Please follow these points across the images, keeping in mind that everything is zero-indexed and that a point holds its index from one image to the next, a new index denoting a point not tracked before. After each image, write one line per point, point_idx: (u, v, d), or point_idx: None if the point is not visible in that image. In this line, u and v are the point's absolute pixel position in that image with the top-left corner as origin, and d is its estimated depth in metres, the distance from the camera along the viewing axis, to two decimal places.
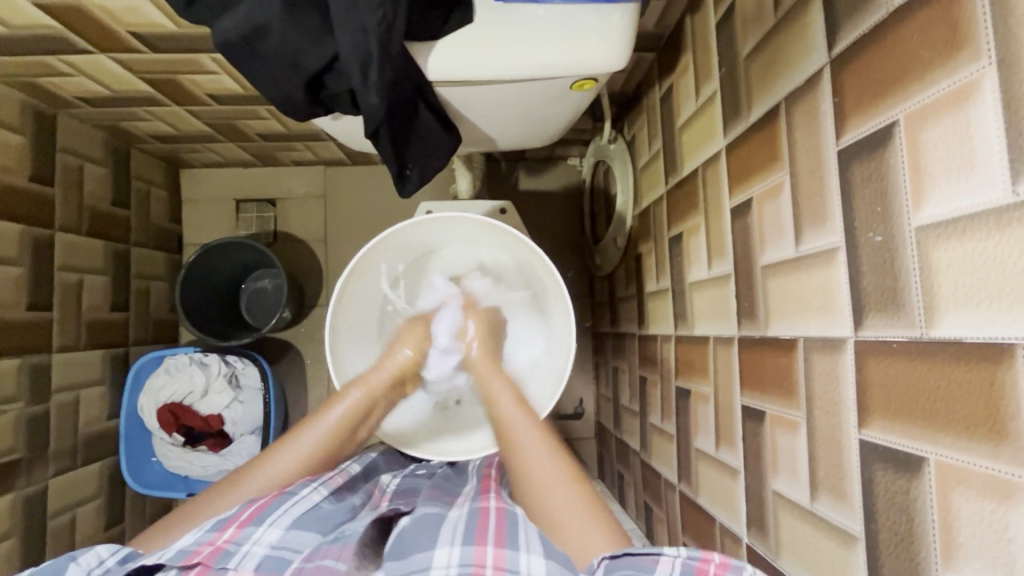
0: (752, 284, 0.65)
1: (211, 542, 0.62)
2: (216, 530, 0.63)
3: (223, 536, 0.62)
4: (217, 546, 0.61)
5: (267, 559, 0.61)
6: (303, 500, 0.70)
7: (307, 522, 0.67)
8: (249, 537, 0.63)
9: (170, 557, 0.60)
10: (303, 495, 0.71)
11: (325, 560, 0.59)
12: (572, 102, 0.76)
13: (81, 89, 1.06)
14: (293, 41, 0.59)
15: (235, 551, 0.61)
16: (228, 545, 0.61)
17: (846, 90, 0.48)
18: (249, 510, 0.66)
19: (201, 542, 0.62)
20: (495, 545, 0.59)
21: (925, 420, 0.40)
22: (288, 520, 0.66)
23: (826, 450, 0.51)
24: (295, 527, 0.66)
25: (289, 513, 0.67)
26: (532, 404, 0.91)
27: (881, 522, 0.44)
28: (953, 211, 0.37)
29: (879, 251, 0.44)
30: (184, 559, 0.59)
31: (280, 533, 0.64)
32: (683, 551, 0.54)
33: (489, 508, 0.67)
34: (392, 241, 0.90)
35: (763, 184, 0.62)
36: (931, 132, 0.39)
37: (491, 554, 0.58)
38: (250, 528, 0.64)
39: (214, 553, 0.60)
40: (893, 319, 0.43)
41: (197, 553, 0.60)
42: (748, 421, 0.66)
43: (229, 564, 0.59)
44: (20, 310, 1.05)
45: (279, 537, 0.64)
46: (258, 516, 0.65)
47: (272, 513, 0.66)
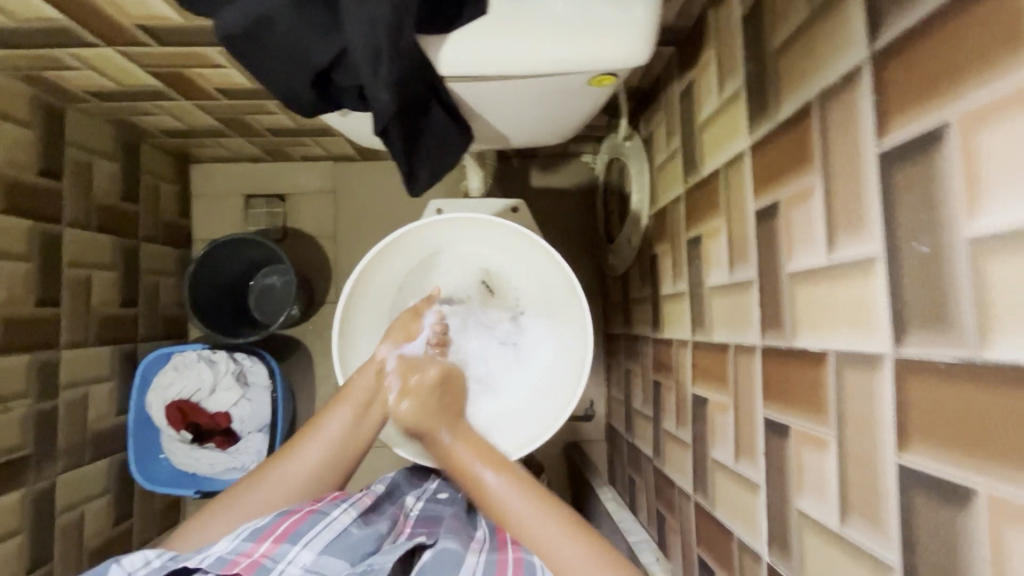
0: (777, 292, 0.62)
1: (248, 554, 0.62)
2: (255, 540, 0.64)
3: (260, 550, 0.62)
4: (254, 560, 0.61)
5: None
6: (335, 522, 0.68)
7: (339, 548, 0.66)
8: (286, 555, 0.62)
9: (209, 563, 0.61)
10: (336, 516, 0.69)
11: None
12: (590, 98, 0.72)
13: (89, 83, 1.05)
14: (299, 34, 0.56)
15: (271, 568, 0.61)
16: (264, 560, 0.61)
17: (889, 88, 0.44)
18: (285, 524, 0.66)
19: (239, 553, 0.62)
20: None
21: (976, 450, 0.37)
22: (322, 543, 0.65)
23: (859, 472, 0.48)
24: (329, 551, 0.65)
25: (322, 536, 0.66)
26: (536, 413, 0.89)
27: (922, 554, 0.41)
28: (1015, 224, 0.34)
29: (924, 263, 0.41)
30: (222, 568, 0.60)
31: (314, 555, 0.64)
32: None
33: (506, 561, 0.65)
34: (406, 238, 0.87)
35: (792, 187, 0.59)
36: (989, 136, 0.36)
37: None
38: (286, 545, 0.63)
39: (251, 568, 0.60)
40: (940, 338, 0.40)
41: (235, 564, 0.61)
42: (770, 436, 0.63)
43: None
44: (29, 306, 1.04)
45: (313, 560, 0.63)
46: (294, 532, 0.65)
47: (308, 531, 0.66)
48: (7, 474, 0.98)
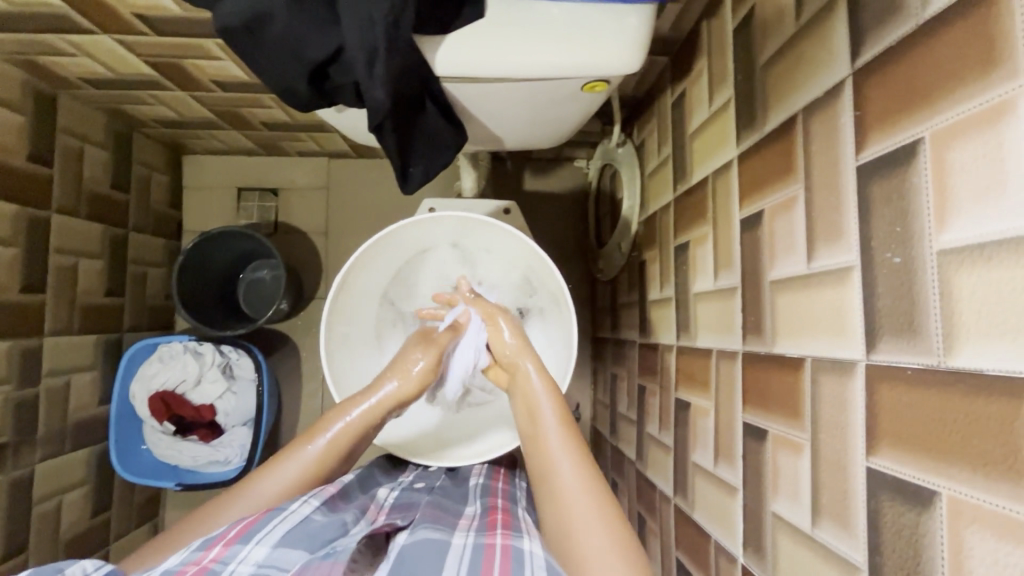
0: (759, 299, 0.64)
1: (197, 562, 0.57)
2: (204, 548, 0.60)
3: (209, 555, 0.58)
4: (202, 566, 0.57)
5: None
6: (293, 513, 0.66)
7: (296, 539, 0.62)
8: (235, 556, 0.58)
9: None
10: (293, 508, 0.67)
11: None
12: (583, 103, 0.74)
13: (84, 69, 1.04)
14: (297, 29, 0.57)
15: (221, 570, 0.57)
16: (212, 564, 0.57)
17: (868, 104, 0.46)
18: (236, 528, 0.62)
19: (187, 562, 0.57)
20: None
21: (938, 454, 0.38)
22: (276, 537, 0.62)
23: (831, 475, 0.49)
24: (285, 543, 0.61)
25: (276, 530, 0.63)
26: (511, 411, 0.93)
27: (886, 554, 0.42)
28: (979, 237, 0.36)
29: (896, 273, 0.42)
30: None
31: (268, 550, 0.60)
32: None
33: (494, 545, 0.62)
34: (400, 235, 0.88)
35: (775, 198, 0.60)
36: (959, 153, 0.37)
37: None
38: (236, 546, 0.59)
39: (198, 575, 0.55)
40: (908, 345, 0.41)
41: (180, 573, 0.56)
42: (749, 439, 0.65)
43: None
44: (13, 291, 1.03)
45: (266, 555, 0.59)
46: (246, 534, 0.61)
47: (261, 530, 0.62)
48: None
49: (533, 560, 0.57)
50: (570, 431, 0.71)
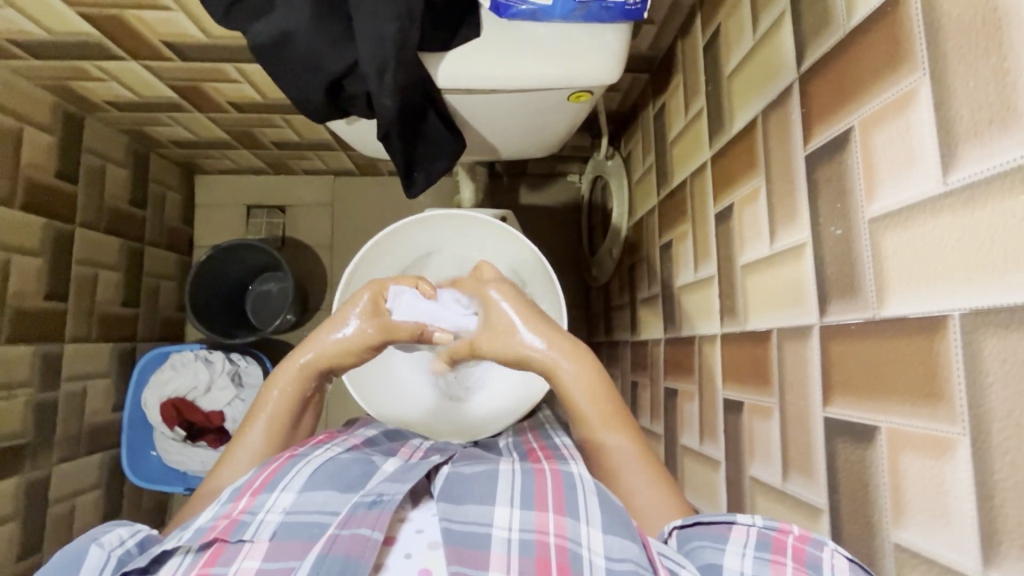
0: (733, 283, 0.70)
1: (227, 515, 0.60)
2: (233, 500, 0.62)
3: (238, 507, 0.61)
4: (232, 519, 0.59)
5: (282, 526, 0.59)
6: (316, 459, 0.69)
7: (323, 481, 0.65)
8: (263, 505, 0.61)
9: (188, 537, 0.58)
10: (316, 456, 0.70)
11: (360, 529, 0.56)
12: (570, 113, 0.82)
13: (110, 93, 1.13)
14: (316, 47, 0.65)
15: (250, 521, 0.59)
16: (241, 517, 0.59)
17: (812, 102, 0.53)
18: (262, 477, 0.65)
19: (218, 516, 0.60)
20: (555, 512, 0.56)
21: (876, 393, 0.44)
22: (301, 483, 0.64)
23: (796, 430, 0.55)
24: (310, 487, 0.64)
25: (302, 473, 0.65)
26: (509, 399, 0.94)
27: (843, 491, 0.48)
28: (896, 203, 0.42)
29: (839, 243, 0.49)
30: (201, 537, 0.57)
31: (293, 496, 0.62)
32: (757, 520, 0.51)
33: (544, 470, 0.63)
34: (398, 239, 0.95)
35: (742, 191, 0.67)
36: (879, 135, 0.44)
37: (553, 522, 0.55)
38: (263, 495, 0.62)
39: (229, 527, 0.58)
40: (851, 303, 0.47)
41: (213, 529, 0.58)
42: (729, 413, 0.70)
43: (244, 537, 0.57)
44: (38, 299, 1.09)
45: (292, 502, 0.61)
46: (270, 482, 0.64)
47: (284, 477, 0.64)
48: (5, 460, 1.01)
49: (583, 484, 0.59)
50: (599, 381, 0.67)
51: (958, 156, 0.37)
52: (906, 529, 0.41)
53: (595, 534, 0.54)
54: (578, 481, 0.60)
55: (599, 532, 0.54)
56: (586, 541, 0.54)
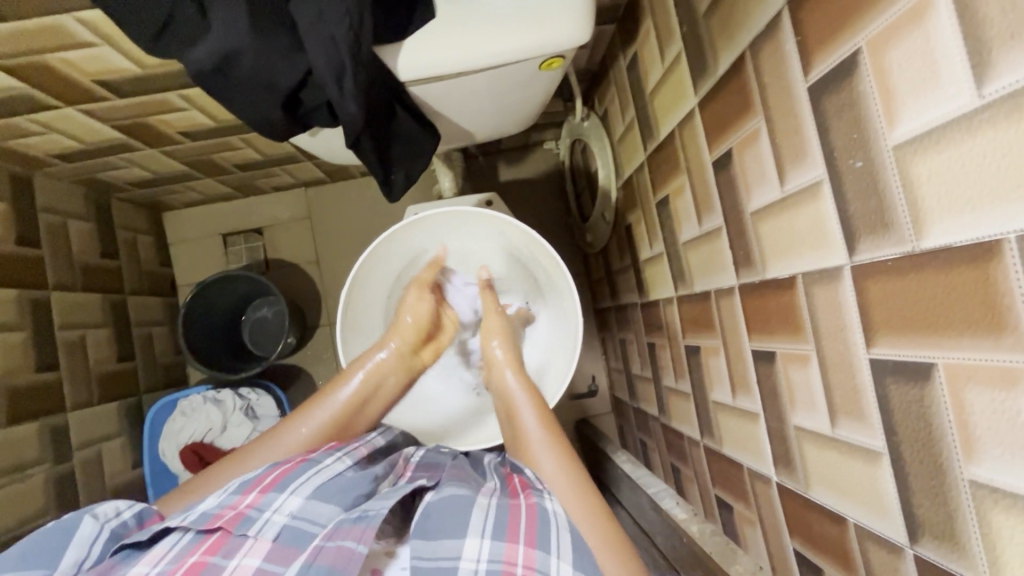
0: (744, 232, 0.67)
1: (234, 506, 0.63)
2: (240, 493, 0.65)
3: (246, 501, 0.63)
4: (238, 512, 0.62)
5: (286, 529, 0.61)
6: (327, 467, 0.70)
7: (329, 492, 0.67)
8: (271, 504, 0.63)
9: (192, 519, 0.61)
10: (328, 463, 0.71)
11: (347, 542, 0.58)
12: (543, 83, 0.77)
13: (55, 146, 1.06)
14: (265, 59, 0.59)
15: (256, 517, 0.62)
16: (248, 511, 0.62)
17: (807, 28, 0.49)
18: (273, 475, 0.67)
19: (224, 506, 0.63)
20: (526, 544, 0.59)
21: (928, 329, 0.42)
22: (309, 488, 0.66)
23: (839, 375, 0.53)
24: (316, 496, 0.66)
25: (311, 481, 0.67)
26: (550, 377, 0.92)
27: (902, 432, 0.46)
28: (925, 125, 0.39)
29: (860, 176, 0.46)
30: (206, 522, 0.61)
31: (301, 501, 0.64)
32: None
33: (519, 505, 0.65)
34: (391, 243, 0.90)
35: (740, 134, 0.64)
36: (894, 54, 0.41)
37: (522, 553, 0.58)
38: (271, 494, 0.64)
39: (235, 519, 0.61)
40: (884, 238, 0.44)
41: (218, 517, 0.61)
42: (760, 365, 0.68)
43: (249, 531, 0.60)
44: (30, 373, 1.05)
45: (299, 507, 0.63)
46: (281, 483, 0.66)
47: (294, 480, 0.66)
48: None
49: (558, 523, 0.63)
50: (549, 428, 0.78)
51: (993, 64, 0.34)
52: (981, 465, 0.40)
53: (566, 566, 0.58)
54: (552, 518, 0.63)
55: (569, 565, 0.58)
56: (555, 572, 0.57)
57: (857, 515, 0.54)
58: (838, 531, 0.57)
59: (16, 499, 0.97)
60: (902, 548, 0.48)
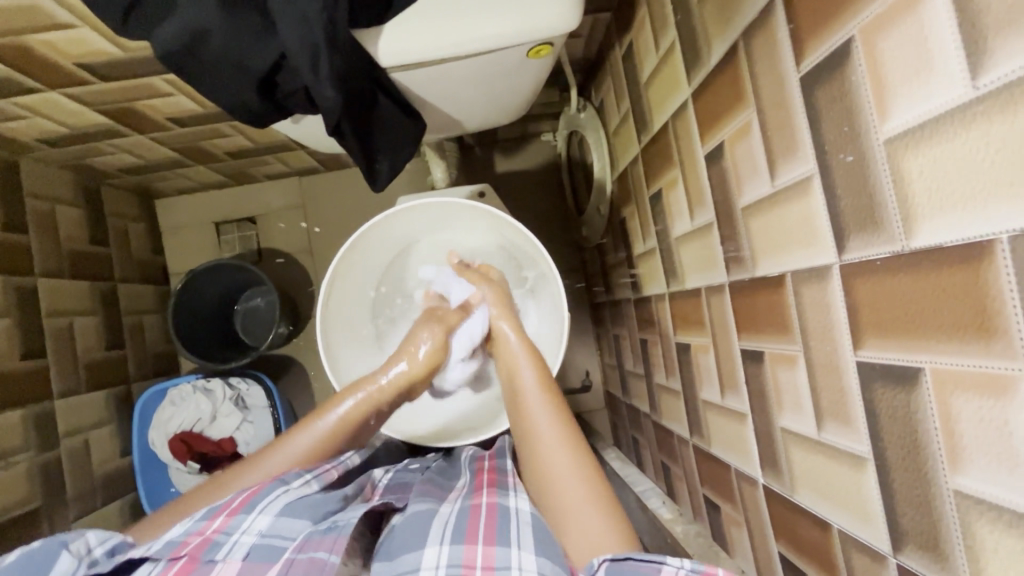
0: (735, 228, 0.65)
1: (201, 532, 0.63)
2: (207, 518, 0.65)
3: (212, 526, 0.63)
4: (205, 538, 0.62)
5: (255, 548, 0.62)
6: (295, 487, 0.70)
7: (300, 507, 0.66)
8: (240, 526, 0.64)
9: (158, 549, 0.62)
10: (295, 484, 0.70)
11: (318, 553, 0.60)
12: (532, 71, 0.75)
13: (40, 130, 1.04)
14: (234, 40, 0.58)
15: (224, 541, 0.62)
16: (216, 536, 0.62)
17: (800, 15, 0.47)
18: (240, 498, 0.67)
19: (190, 533, 0.63)
20: (485, 543, 0.60)
21: (915, 332, 0.40)
22: (279, 505, 0.66)
23: (826, 377, 0.51)
24: (286, 513, 0.66)
25: (281, 498, 0.67)
26: None
27: (887, 438, 0.44)
28: (917, 118, 0.37)
29: (851, 170, 0.44)
30: (171, 551, 0.61)
31: (270, 519, 0.65)
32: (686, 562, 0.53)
33: (480, 505, 0.67)
34: (368, 239, 0.89)
35: (732, 127, 0.62)
36: (887, 42, 0.38)
37: (481, 554, 0.59)
38: (240, 516, 0.64)
39: (202, 545, 0.61)
40: (874, 237, 0.42)
41: (185, 543, 0.62)
42: (749, 364, 0.66)
43: (217, 556, 0.60)
44: (15, 360, 1.04)
45: (268, 525, 0.64)
46: (249, 503, 0.66)
47: (262, 500, 0.67)
48: (17, 529, 0.98)
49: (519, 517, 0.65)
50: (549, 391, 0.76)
51: (989, 53, 0.32)
52: (966, 475, 0.38)
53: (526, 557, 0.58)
54: (511, 517, 0.65)
55: (530, 555, 0.59)
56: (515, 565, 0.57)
57: (841, 520, 0.52)
58: (822, 536, 0.55)
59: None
60: (885, 557, 0.47)
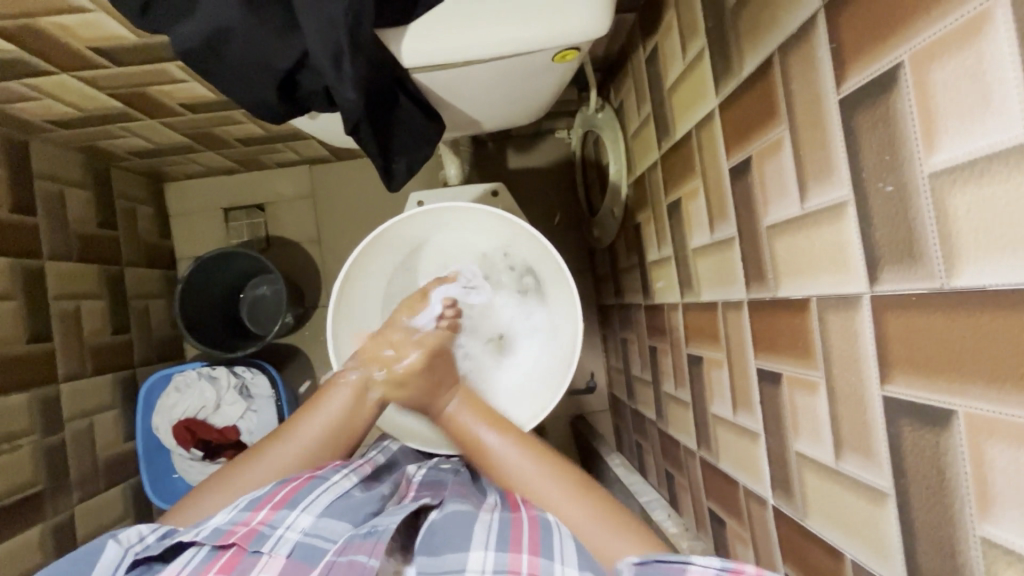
0: (758, 246, 0.64)
1: (246, 523, 0.63)
2: (251, 510, 0.64)
3: (258, 517, 0.63)
4: (251, 529, 0.62)
5: (298, 546, 0.61)
6: (335, 485, 0.70)
7: (340, 511, 0.67)
8: (283, 521, 0.63)
9: (205, 535, 0.62)
10: (335, 480, 0.71)
11: (358, 556, 0.58)
12: (556, 75, 0.73)
13: (50, 112, 1.03)
14: (254, 39, 0.57)
15: (269, 534, 0.62)
16: (261, 527, 0.62)
17: (844, 34, 0.45)
18: (283, 492, 0.67)
19: (236, 522, 0.63)
20: (529, 553, 0.59)
21: (950, 374, 0.39)
22: (320, 506, 0.66)
23: (849, 407, 0.50)
24: (328, 514, 0.66)
25: (320, 499, 0.67)
26: (543, 386, 0.90)
27: (912, 476, 0.43)
28: (969, 153, 0.36)
29: (890, 201, 0.42)
30: (219, 539, 0.61)
31: (313, 519, 0.65)
32: (714, 562, 0.52)
33: (521, 517, 0.64)
34: (390, 233, 0.88)
35: (761, 142, 0.60)
36: (940, 72, 0.37)
37: (527, 563, 0.58)
38: (284, 511, 0.64)
39: (249, 535, 0.61)
40: (911, 271, 0.41)
41: (232, 533, 0.61)
42: (765, 384, 0.65)
43: (263, 549, 0.61)
44: (21, 343, 1.04)
45: (311, 524, 0.64)
46: (292, 500, 0.66)
47: (306, 497, 0.66)
48: (22, 511, 0.99)
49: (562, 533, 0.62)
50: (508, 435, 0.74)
51: None
52: (996, 524, 0.37)
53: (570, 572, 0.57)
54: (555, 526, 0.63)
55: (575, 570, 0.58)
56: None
57: (855, 551, 0.52)
58: (834, 564, 0.55)
59: (5, 468, 0.97)
60: None
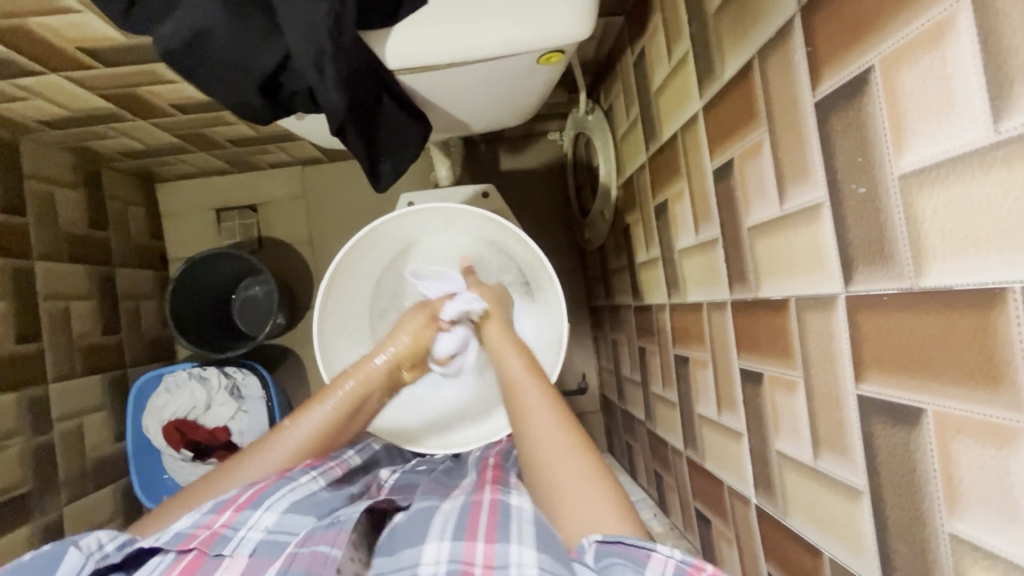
0: (740, 248, 0.64)
1: (208, 526, 0.63)
2: (215, 512, 0.64)
3: (220, 520, 0.63)
4: (214, 531, 0.62)
5: (262, 544, 0.61)
6: (301, 486, 0.70)
7: (307, 505, 0.67)
8: (246, 521, 0.63)
9: (167, 540, 0.62)
10: (302, 481, 0.71)
11: (319, 547, 0.58)
12: (541, 77, 0.73)
13: (39, 112, 1.02)
14: (239, 41, 0.58)
15: (232, 536, 0.62)
16: (223, 530, 0.62)
17: (818, 38, 0.46)
18: (248, 494, 0.67)
19: (199, 525, 0.63)
20: (486, 540, 0.59)
21: (920, 373, 0.39)
22: (285, 503, 0.66)
23: (826, 406, 0.50)
24: (294, 509, 0.66)
25: (284, 497, 0.67)
26: None
27: (885, 474, 0.44)
28: (934, 156, 0.36)
29: (862, 203, 0.43)
30: (181, 543, 0.61)
31: (277, 516, 0.65)
32: (676, 553, 0.50)
33: (483, 501, 0.67)
34: (377, 233, 0.88)
35: (742, 144, 0.60)
36: (907, 76, 0.38)
37: (481, 551, 0.58)
38: (246, 512, 0.64)
39: (211, 539, 0.61)
40: (883, 272, 0.42)
41: (193, 537, 0.61)
42: (748, 384, 0.66)
43: (224, 551, 0.60)
44: (9, 343, 1.04)
45: (276, 521, 0.64)
46: (255, 500, 0.66)
47: (269, 497, 0.67)
48: (9, 512, 0.98)
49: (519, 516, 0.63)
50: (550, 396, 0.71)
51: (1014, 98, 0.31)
52: (964, 520, 0.38)
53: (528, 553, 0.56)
54: (514, 513, 0.64)
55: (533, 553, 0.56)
56: (514, 560, 0.56)
57: (833, 550, 0.52)
58: (813, 563, 0.55)
59: None
60: None
